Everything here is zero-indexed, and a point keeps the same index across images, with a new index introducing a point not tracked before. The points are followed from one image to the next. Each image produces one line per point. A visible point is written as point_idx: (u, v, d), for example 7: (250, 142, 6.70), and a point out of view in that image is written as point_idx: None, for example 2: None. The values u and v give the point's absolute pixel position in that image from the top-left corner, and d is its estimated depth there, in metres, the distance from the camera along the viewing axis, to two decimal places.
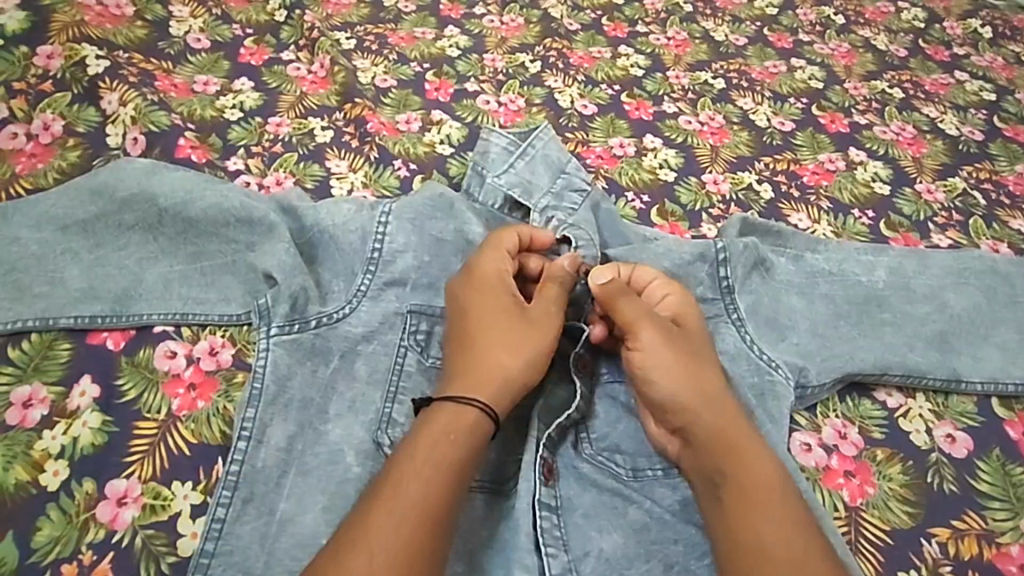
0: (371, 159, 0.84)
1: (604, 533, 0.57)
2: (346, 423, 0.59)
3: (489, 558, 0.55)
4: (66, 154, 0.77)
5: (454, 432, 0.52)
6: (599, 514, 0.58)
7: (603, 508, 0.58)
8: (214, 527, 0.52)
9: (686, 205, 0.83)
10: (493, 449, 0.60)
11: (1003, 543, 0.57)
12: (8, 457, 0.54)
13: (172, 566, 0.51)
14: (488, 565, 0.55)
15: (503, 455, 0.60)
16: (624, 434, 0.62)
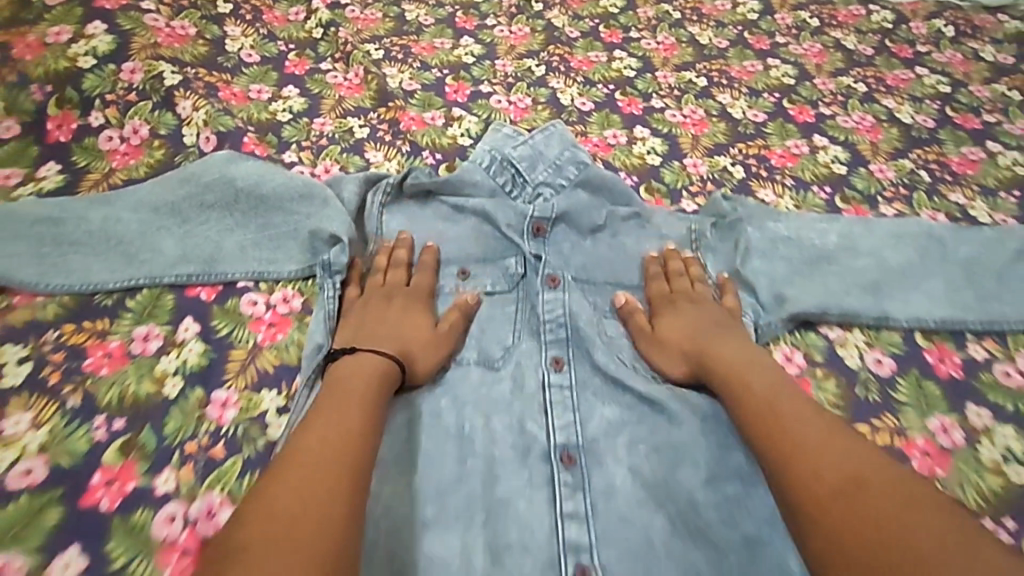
0: (404, 152, 0.99)
1: (607, 403, 0.73)
2: None
3: (510, 418, 0.71)
4: (153, 153, 0.93)
5: (372, 377, 0.67)
6: (604, 392, 0.74)
7: (607, 386, 0.74)
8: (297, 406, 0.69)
9: (670, 184, 0.97)
10: (510, 361, 0.76)
11: (910, 436, 0.70)
12: (138, 374, 0.70)
13: (265, 446, 0.66)
14: (505, 426, 0.71)
15: (522, 359, 0.76)
16: (626, 341, 0.79)
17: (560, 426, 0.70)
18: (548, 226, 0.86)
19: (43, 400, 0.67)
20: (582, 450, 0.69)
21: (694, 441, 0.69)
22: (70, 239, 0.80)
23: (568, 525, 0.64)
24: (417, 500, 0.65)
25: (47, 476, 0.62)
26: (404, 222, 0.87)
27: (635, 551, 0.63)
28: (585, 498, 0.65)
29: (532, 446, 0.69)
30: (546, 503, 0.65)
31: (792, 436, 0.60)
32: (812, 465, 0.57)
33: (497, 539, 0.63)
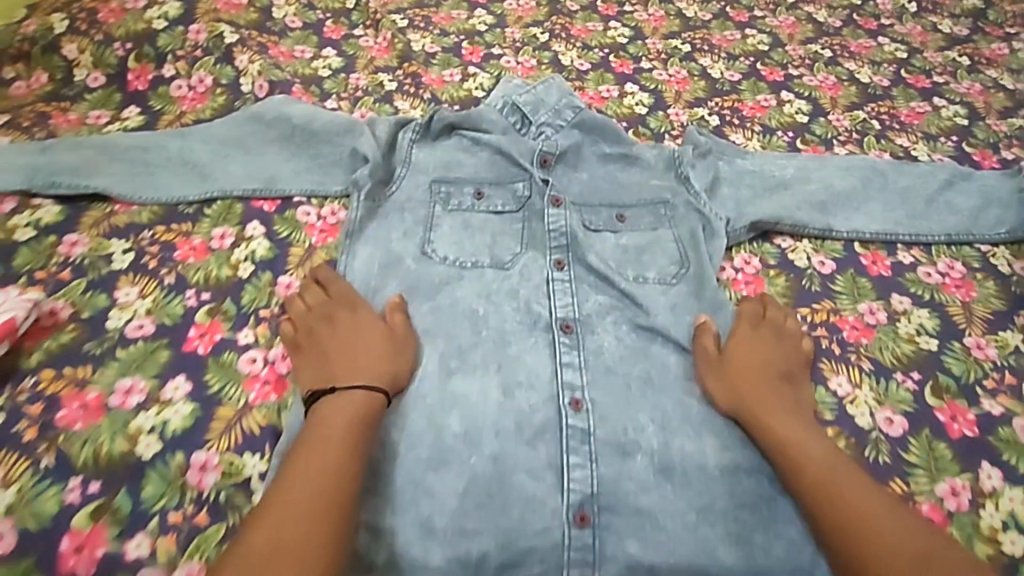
0: (426, 100, 1.16)
1: (600, 293, 0.89)
2: (406, 244, 0.90)
3: (520, 302, 0.87)
4: (216, 99, 1.10)
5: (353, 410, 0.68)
6: (597, 285, 0.89)
7: (601, 280, 0.90)
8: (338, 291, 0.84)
9: (655, 129, 1.14)
10: (520, 262, 0.90)
11: (843, 314, 0.85)
12: (218, 263, 0.86)
13: None
14: (515, 309, 0.86)
15: (529, 260, 0.91)
16: (616, 247, 0.93)
17: (562, 305, 0.86)
18: (553, 158, 1.00)
19: (146, 278, 0.84)
20: (579, 322, 0.85)
21: (670, 318, 0.86)
22: (153, 161, 0.97)
23: (566, 372, 0.80)
24: (444, 357, 0.80)
25: (155, 329, 0.78)
26: (425, 154, 1.00)
27: (617, 392, 0.80)
28: (579, 354, 0.82)
29: (539, 321, 0.85)
30: (548, 359, 0.82)
31: (839, 499, 0.64)
32: (852, 523, 0.62)
33: (511, 383, 0.79)
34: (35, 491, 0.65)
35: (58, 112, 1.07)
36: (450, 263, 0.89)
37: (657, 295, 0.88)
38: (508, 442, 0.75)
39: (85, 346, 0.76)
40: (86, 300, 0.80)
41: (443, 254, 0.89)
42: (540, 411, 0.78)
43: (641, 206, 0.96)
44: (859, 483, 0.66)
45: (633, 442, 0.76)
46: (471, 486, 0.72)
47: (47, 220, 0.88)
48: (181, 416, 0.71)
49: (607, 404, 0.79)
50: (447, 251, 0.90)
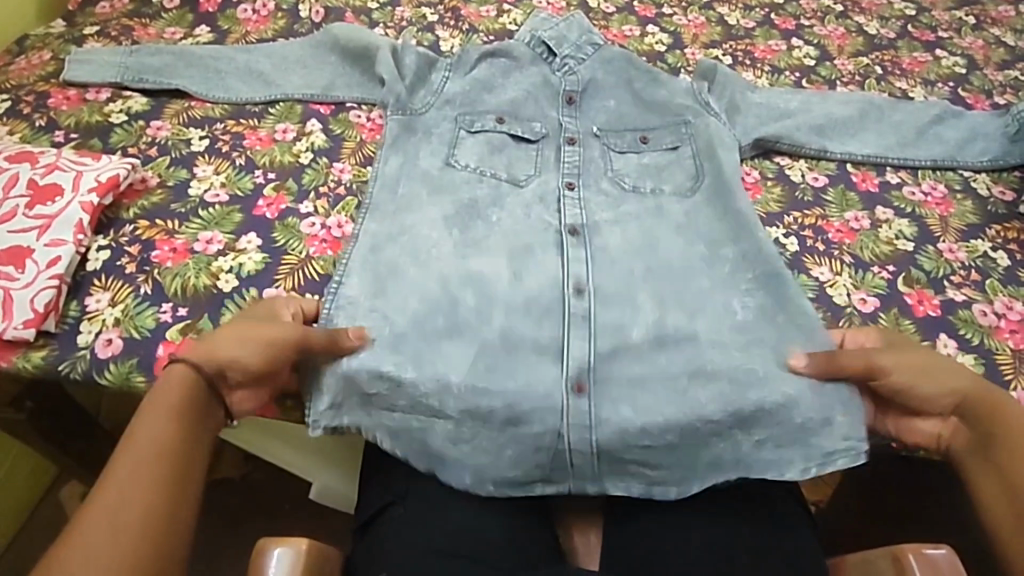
0: (464, 31, 1.27)
1: (603, 214, 0.94)
2: (428, 161, 0.96)
3: (532, 218, 0.93)
4: (277, 22, 1.23)
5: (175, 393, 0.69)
6: (601, 206, 0.95)
7: (607, 202, 0.96)
8: (365, 203, 0.91)
9: (672, 64, 1.24)
10: (533, 180, 0.97)
11: (830, 219, 0.96)
12: (281, 152, 0.99)
13: (355, 210, 0.92)
14: (525, 222, 0.92)
15: (541, 181, 0.97)
16: (627, 171, 0.99)
17: (570, 219, 0.92)
18: (578, 96, 1.07)
19: (221, 159, 0.97)
20: (586, 227, 0.92)
21: (668, 235, 0.92)
22: (221, 66, 1.09)
23: (574, 264, 0.88)
24: (460, 244, 0.89)
25: (230, 198, 0.91)
26: (457, 84, 1.06)
27: (615, 294, 0.87)
28: (587, 251, 0.90)
29: (548, 229, 0.92)
30: (556, 256, 0.90)
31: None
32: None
33: (517, 279, 0.86)
34: (136, 309, 0.79)
35: (139, 27, 1.21)
36: (470, 174, 0.95)
37: (661, 218, 0.94)
38: (517, 317, 0.84)
39: (173, 206, 0.89)
40: (171, 172, 0.93)
41: (465, 165, 0.96)
42: (542, 306, 0.85)
43: (662, 127, 1.03)
44: None
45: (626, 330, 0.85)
46: (481, 356, 0.81)
47: (137, 109, 1.03)
48: (255, 262, 0.84)
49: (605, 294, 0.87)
50: (469, 160, 0.97)
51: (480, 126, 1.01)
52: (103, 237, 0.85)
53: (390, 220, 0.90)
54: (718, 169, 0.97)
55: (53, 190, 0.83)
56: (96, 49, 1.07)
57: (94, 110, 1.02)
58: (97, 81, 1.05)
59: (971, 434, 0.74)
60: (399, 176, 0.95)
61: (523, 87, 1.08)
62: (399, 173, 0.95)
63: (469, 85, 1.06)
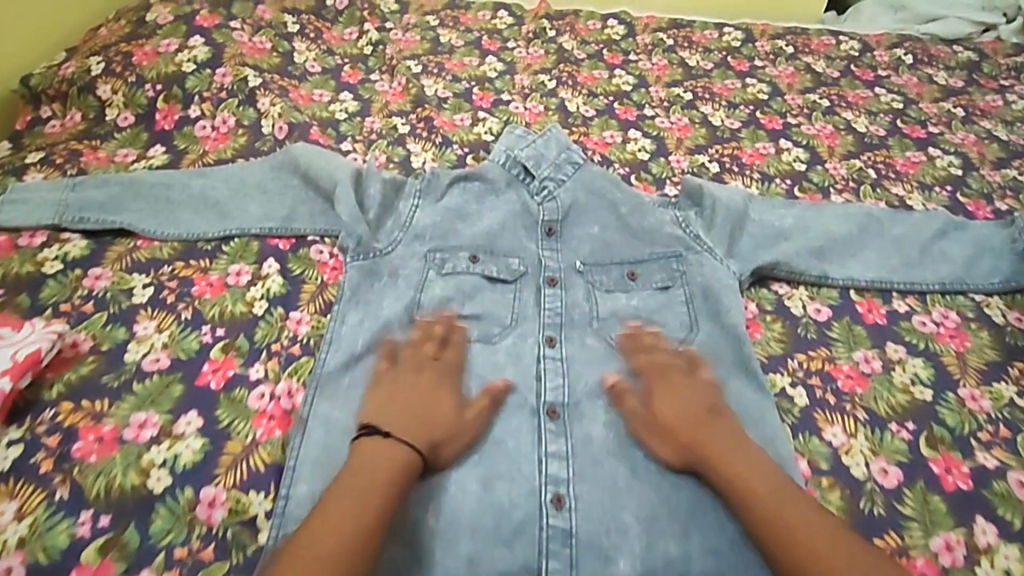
0: (437, 143, 1.21)
1: (590, 374, 0.86)
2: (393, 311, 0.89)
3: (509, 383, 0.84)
4: (238, 139, 1.17)
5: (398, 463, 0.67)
6: (588, 364, 0.87)
7: (595, 358, 0.87)
8: (317, 371, 0.82)
9: (656, 175, 1.17)
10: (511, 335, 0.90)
11: (838, 362, 0.87)
12: (233, 298, 0.90)
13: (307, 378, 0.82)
14: (499, 390, 0.83)
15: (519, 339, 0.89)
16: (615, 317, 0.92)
17: (552, 387, 0.84)
18: (557, 226, 1.03)
19: (164, 312, 0.88)
20: (568, 407, 0.83)
21: None
22: (174, 199, 1.02)
23: (551, 464, 0.77)
24: None
25: (171, 363, 0.81)
26: (429, 212, 1.02)
27: (604, 486, 0.76)
28: (567, 443, 0.79)
29: (523, 405, 0.82)
30: (531, 442, 0.79)
31: (751, 495, 0.67)
32: (769, 504, 0.66)
33: (490, 471, 0.76)
34: (47, 524, 0.67)
35: (89, 150, 1.14)
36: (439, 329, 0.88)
37: None
38: (485, 539, 0.71)
39: (104, 378, 0.79)
40: (107, 333, 0.84)
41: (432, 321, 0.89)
42: (520, 504, 0.74)
43: (652, 261, 0.97)
44: (792, 495, 0.67)
45: (617, 546, 0.72)
46: None
47: (75, 255, 0.94)
48: (192, 451, 0.73)
49: (592, 496, 0.75)
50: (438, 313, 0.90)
51: (451, 266, 0.96)
52: (17, 426, 0.74)
53: (344, 398, 0.79)
54: (713, 315, 0.90)
55: None
56: (35, 185, 0.99)
57: (25, 258, 0.93)
58: (31, 224, 0.96)
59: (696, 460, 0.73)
60: (361, 328, 0.87)
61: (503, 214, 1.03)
62: (362, 326, 0.87)
63: (441, 214, 1.02)
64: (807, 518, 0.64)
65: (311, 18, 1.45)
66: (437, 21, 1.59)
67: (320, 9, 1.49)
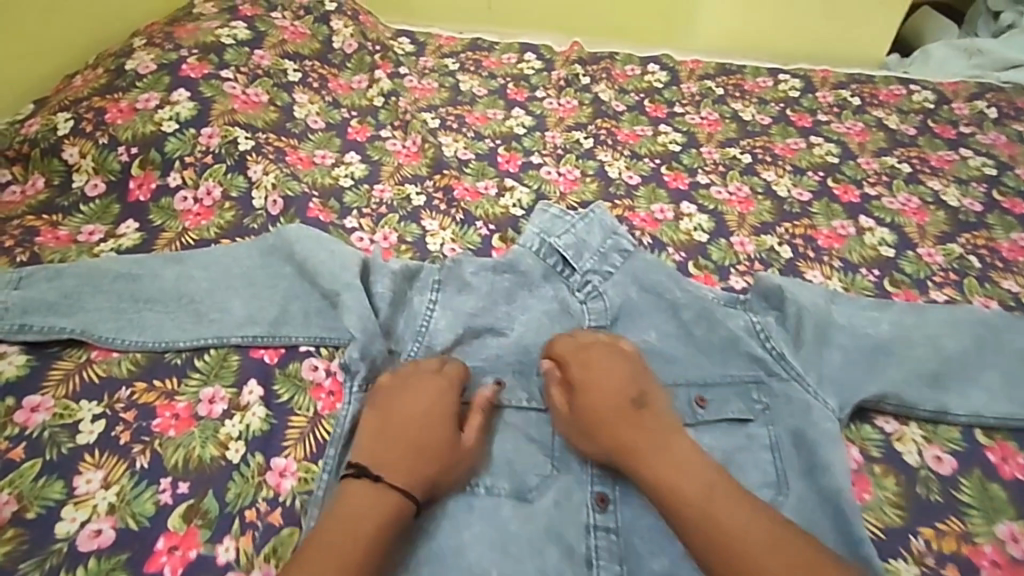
0: (457, 220, 1.02)
1: (655, 554, 0.68)
2: None
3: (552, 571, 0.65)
4: (223, 214, 1.03)
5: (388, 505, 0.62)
6: (653, 540, 0.69)
7: (661, 532, 0.69)
8: None
9: (718, 261, 0.98)
10: (550, 491, 0.71)
11: (978, 542, 0.69)
12: (202, 437, 0.73)
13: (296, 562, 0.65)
14: None
15: (560, 498, 0.70)
16: None
17: None
18: (604, 334, 0.84)
19: (114, 459, 0.71)
20: None
21: None
22: (140, 296, 0.84)
23: None
24: None
25: (115, 538, 0.65)
26: (447, 316, 0.84)
27: None
28: None
29: None
30: None
31: (678, 497, 0.62)
32: (707, 516, 0.60)
33: None
34: None
35: (47, 227, 1.01)
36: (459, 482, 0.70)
37: None
38: None
39: (20, 566, 0.63)
40: (37, 491, 0.68)
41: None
42: None
43: (725, 385, 0.79)
44: (729, 499, 0.61)
45: None
46: None
47: (8, 377, 0.77)
48: None
49: None
50: None
51: (471, 391, 0.77)
52: None
53: None
54: (809, 471, 0.71)
55: None
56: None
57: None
58: None
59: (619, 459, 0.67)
60: None
61: (537, 318, 0.85)
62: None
63: (460, 318, 0.84)
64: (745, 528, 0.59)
65: (315, 64, 1.31)
66: (457, 65, 1.44)
67: (327, 53, 1.33)
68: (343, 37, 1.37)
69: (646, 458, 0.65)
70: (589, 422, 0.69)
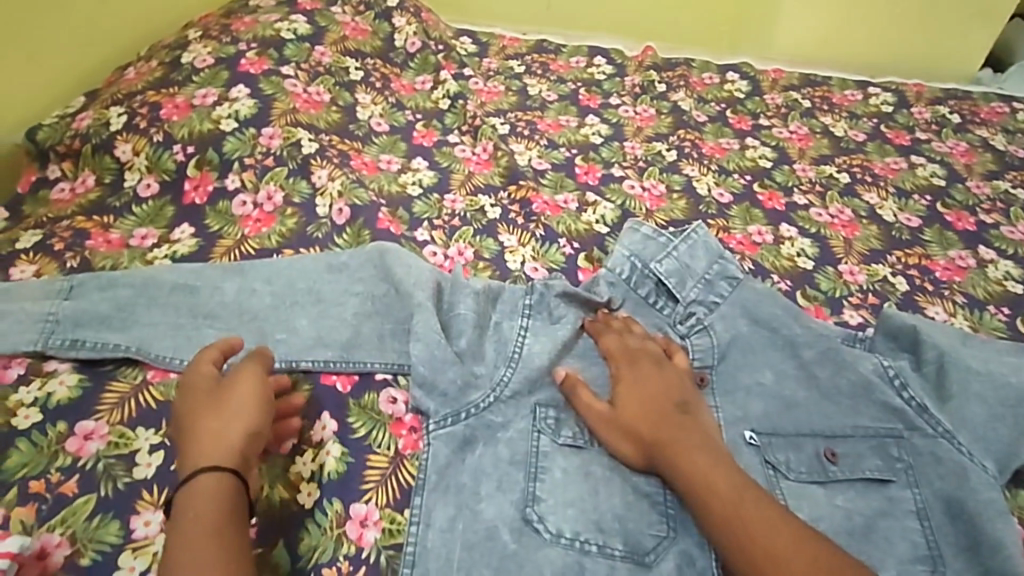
0: (537, 236, 0.95)
1: None
2: (497, 501, 0.64)
3: None
4: (286, 221, 0.95)
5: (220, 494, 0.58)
6: None
7: None
8: None
9: (827, 292, 0.89)
10: (670, 556, 0.63)
11: None
12: (272, 476, 0.66)
13: None
14: None
15: (680, 565, 0.62)
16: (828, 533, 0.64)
17: None
18: (711, 373, 0.75)
19: (175, 496, 0.66)
20: None
21: None
22: (201, 311, 0.77)
23: None
24: None
25: None
26: (536, 345, 0.75)
27: None
28: None
29: None
30: None
31: (704, 496, 0.60)
32: (739, 518, 0.58)
33: None
34: None
35: (97, 229, 0.95)
36: (565, 543, 0.62)
37: None
38: None
39: None
40: (91, 533, 0.63)
41: (557, 529, 0.62)
42: None
43: (858, 439, 0.70)
44: (758, 502, 0.59)
45: None
46: None
47: (60, 399, 0.71)
48: None
49: None
50: (559, 516, 0.63)
51: (570, 430, 0.69)
52: None
53: None
54: (971, 543, 0.64)
55: None
56: (12, 299, 0.77)
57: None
58: (7, 350, 0.73)
59: (653, 458, 0.65)
60: (455, 531, 0.62)
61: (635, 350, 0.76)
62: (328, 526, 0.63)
63: (550, 346, 0.75)
64: (774, 534, 0.57)
65: (377, 62, 1.23)
66: (523, 68, 1.36)
67: (388, 52, 1.26)
68: (405, 34, 1.29)
69: (680, 456, 0.63)
70: (632, 419, 0.67)
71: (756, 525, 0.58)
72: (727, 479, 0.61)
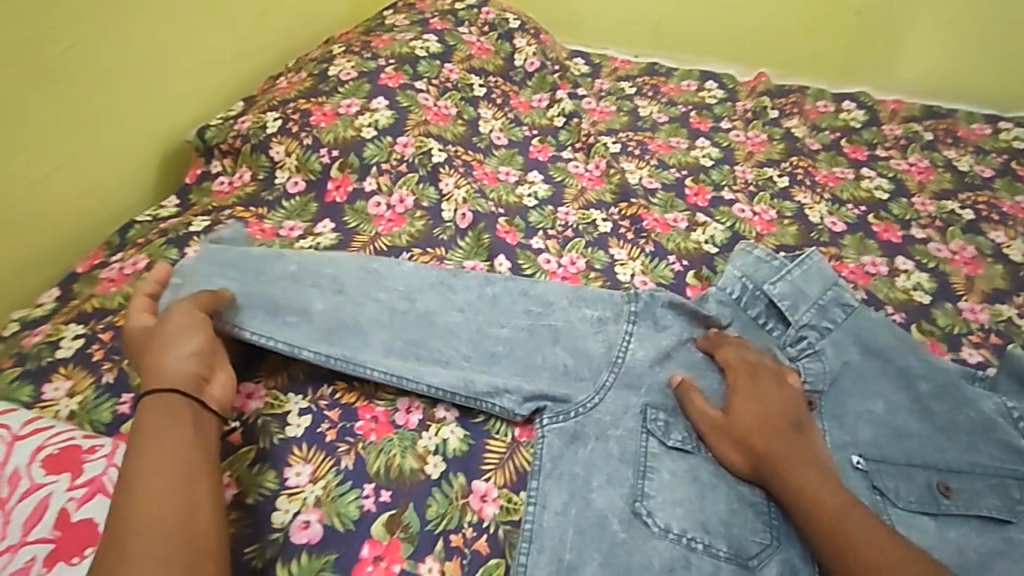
0: (646, 252, 1.00)
1: None
2: (607, 493, 0.69)
3: None
4: (415, 223, 1.05)
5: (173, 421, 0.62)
6: None
7: None
8: None
9: (945, 328, 0.88)
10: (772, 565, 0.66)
11: None
12: (403, 446, 0.74)
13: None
14: None
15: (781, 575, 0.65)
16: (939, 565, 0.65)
17: None
18: (819, 397, 0.76)
19: (321, 454, 0.73)
20: None
21: None
22: (306, 283, 0.81)
23: None
24: None
25: (325, 535, 0.67)
26: (645, 352, 0.79)
27: None
28: None
29: None
30: None
31: (811, 508, 0.63)
32: (848, 533, 0.61)
33: None
34: None
35: (254, 219, 1.07)
36: (671, 538, 0.66)
37: None
38: None
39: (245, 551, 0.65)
40: (253, 478, 0.70)
41: (665, 525, 0.67)
42: None
43: (975, 477, 0.70)
44: (868, 521, 0.61)
45: None
46: None
47: None
48: None
49: None
50: (666, 512, 0.67)
51: (678, 434, 0.73)
52: None
53: None
54: None
55: (86, 528, 0.62)
56: None
57: None
58: None
59: (760, 467, 0.68)
60: (569, 515, 0.68)
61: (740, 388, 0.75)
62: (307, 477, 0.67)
63: (658, 355, 0.79)
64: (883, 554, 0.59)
65: (499, 80, 1.33)
66: (634, 89, 1.41)
67: (508, 70, 1.35)
68: (525, 55, 1.38)
69: (788, 468, 0.67)
70: (742, 429, 0.71)
71: (864, 542, 0.60)
72: (835, 496, 0.64)
